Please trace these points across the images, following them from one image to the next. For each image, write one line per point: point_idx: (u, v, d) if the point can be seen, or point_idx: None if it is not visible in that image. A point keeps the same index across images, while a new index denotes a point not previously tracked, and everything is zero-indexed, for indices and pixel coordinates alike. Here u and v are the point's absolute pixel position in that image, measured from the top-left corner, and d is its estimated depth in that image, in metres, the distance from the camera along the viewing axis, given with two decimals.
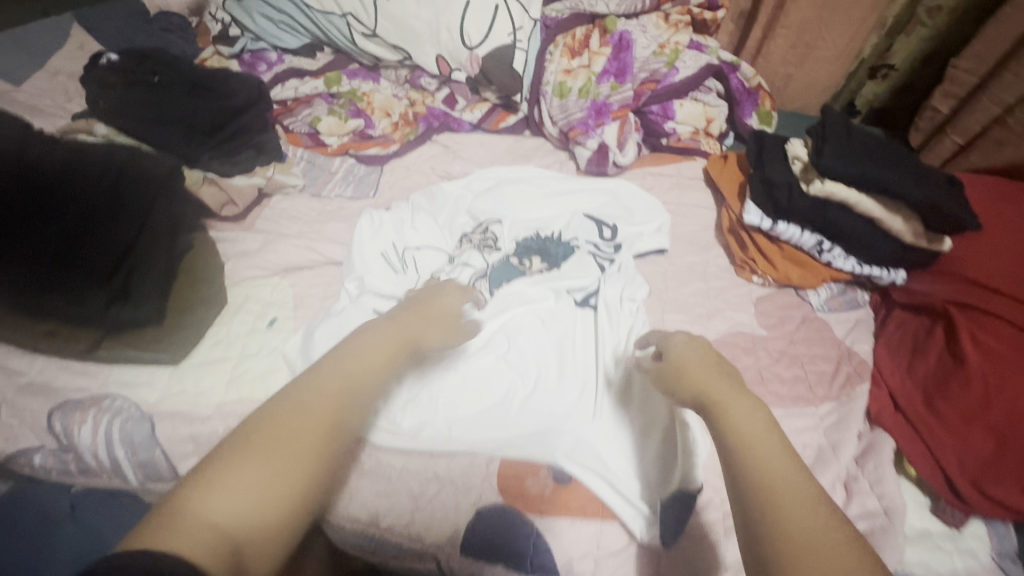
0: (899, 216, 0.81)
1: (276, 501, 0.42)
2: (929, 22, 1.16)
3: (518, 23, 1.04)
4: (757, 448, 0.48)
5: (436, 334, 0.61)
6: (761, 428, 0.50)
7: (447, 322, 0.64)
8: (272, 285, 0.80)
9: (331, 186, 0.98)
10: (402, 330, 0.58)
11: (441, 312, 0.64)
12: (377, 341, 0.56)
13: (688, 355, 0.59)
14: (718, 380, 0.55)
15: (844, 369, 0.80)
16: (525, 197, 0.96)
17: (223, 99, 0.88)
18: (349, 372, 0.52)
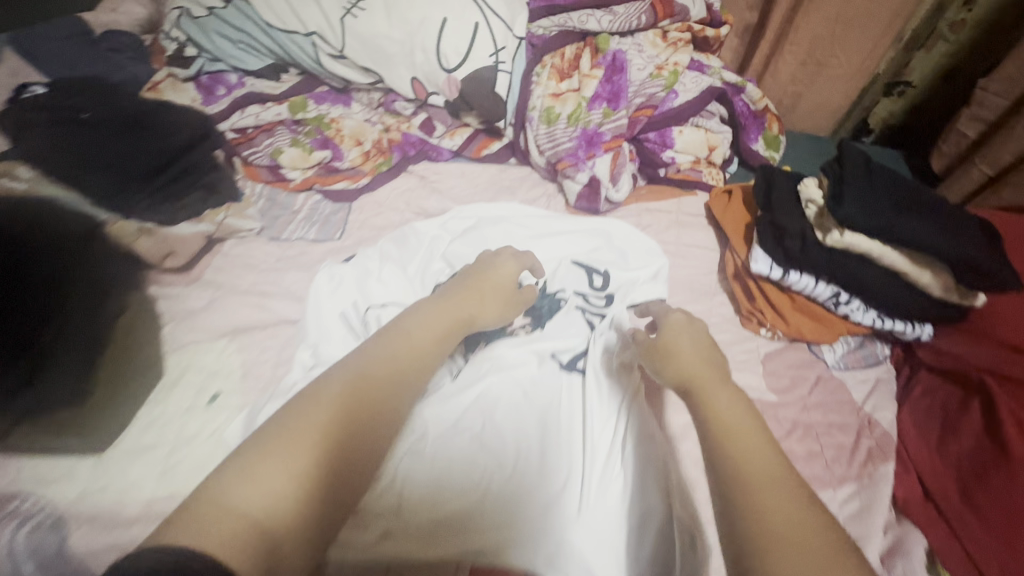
0: (927, 270, 0.72)
1: (310, 484, 0.42)
2: (952, 37, 1.06)
3: (502, 43, 0.93)
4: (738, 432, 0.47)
5: (484, 313, 0.65)
6: (742, 416, 0.49)
7: (502, 296, 0.68)
8: (217, 351, 0.71)
9: (292, 228, 0.88)
10: (447, 312, 0.62)
11: (493, 288, 0.68)
12: (428, 321, 0.60)
13: (686, 337, 0.59)
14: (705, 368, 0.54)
15: (865, 444, 0.71)
16: (507, 238, 0.86)
17: (165, 137, 0.78)
18: (391, 355, 0.55)
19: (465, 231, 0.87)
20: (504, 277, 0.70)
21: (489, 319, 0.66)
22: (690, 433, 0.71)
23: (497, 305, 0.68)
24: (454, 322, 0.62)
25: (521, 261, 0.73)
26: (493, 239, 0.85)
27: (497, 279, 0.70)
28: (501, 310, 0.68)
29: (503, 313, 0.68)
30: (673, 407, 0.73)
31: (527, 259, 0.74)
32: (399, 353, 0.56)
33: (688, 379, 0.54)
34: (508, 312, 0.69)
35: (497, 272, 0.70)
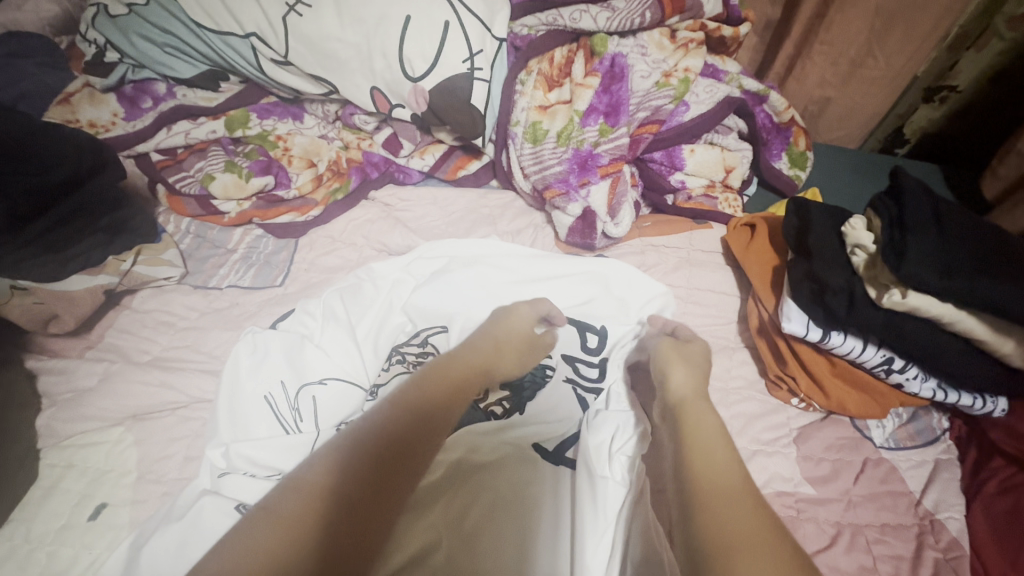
0: (1012, 339, 0.56)
1: (316, 538, 0.35)
2: (1009, 35, 0.89)
3: (478, 46, 0.78)
4: (704, 447, 0.46)
5: (506, 356, 0.61)
6: (718, 438, 0.47)
7: (522, 340, 0.63)
8: (109, 446, 0.56)
9: (223, 273, 0.73)
10: (472, 357, 0.58)
11: (511, 337, 0.62)
12: (448, 368, 0.55)
13: (699, 388, 0.55)
14: (695, 394, 0.53)
15: (929, 556, 0.56)
16: (482, 289, 0.70)
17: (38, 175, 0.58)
18: (418, 397, 0.49)
19: (428, 278, 0.70)
20: (521, 325, 0.64)
21: (510, 365, 0.61)
22: None
23: (519, 350, 0.63)
24: (479, 366, 0.57)
25: (536, 309, 0.67)
26: (468, 286, 0.69)
27: (514, 327, 0.64)
28: (528, 354, 0.63)
29: (522, 358, 0.63)
30: None
31: (543, 305, 0.67)
32: (430, 397, 0.50)
33: (675, 401, 0.53)
34: (529, 358, 0.64)
35: (516, 319, 0.65)
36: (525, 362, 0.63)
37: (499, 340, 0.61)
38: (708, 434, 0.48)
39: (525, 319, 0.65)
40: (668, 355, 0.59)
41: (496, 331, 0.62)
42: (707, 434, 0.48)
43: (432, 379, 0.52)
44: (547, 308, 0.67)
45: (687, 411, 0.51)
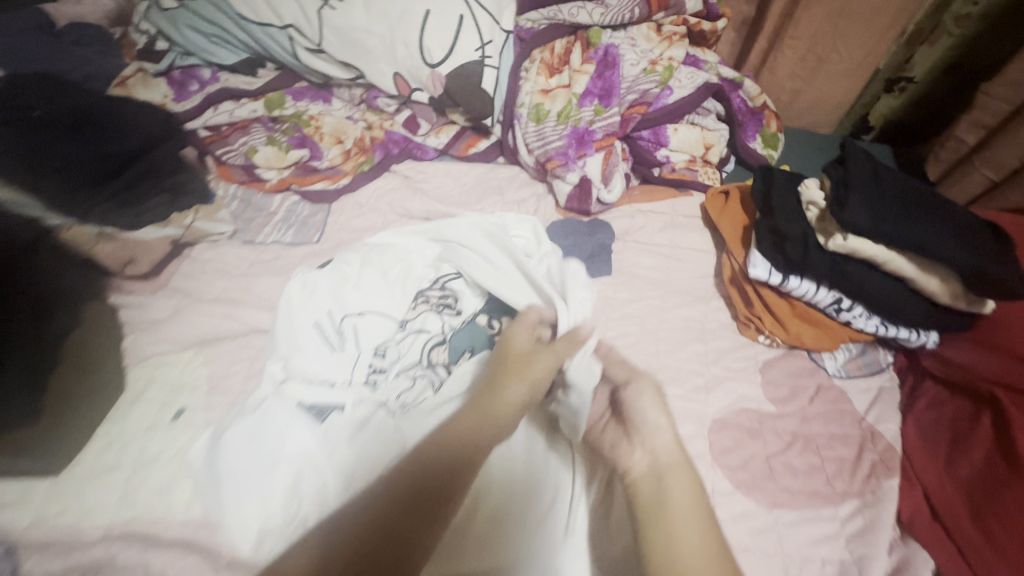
0: (934, 276, 0.68)
1: None
2: (957, 31, 1.00)
3: (488, 37, 0.89)
4: (679, 529, 0.43)
5: (506, 402, 0.53)
6: (697, 516, 0.45)
7: (527, 356, 0.57)
8: (183, 364, 0.67)
9: (267, 231, 0.83)
10: (471, 414, 0.52)
11: (510, 371, 0.55)
12: (443, 440, 0.49)
13: (673, 453, 0.50)
14: (680, 460, 0.50)
15: (868, 457, 0.67)
16: (476, 260, 0.70)
17: (115, 139, 0.72)
18: (394, 485, 0.45)
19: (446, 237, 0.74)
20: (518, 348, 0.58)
21: (508, 407, 0.53)
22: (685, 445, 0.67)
23: (529, 378, 0.55)
24: (479, 424, 0.51)
25: (528, 325, 0.60)
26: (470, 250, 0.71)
27: (512, 353, 0.57)
28: (541, 376, 0.55)
29: (533, 390, 0.54)
30: None
31: (529, 317, 0.61)
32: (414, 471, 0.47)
33: (658, 468, 0.49)
34: (536, 371, 0.55)
35: (515, 344, 0.58)
36: (537, 390, 0.55)
37: (501, 377, 0.55)
38: (682, 512, 0.45)
39: (525, 340, 0.59)
40: (642, 405, 0.54)
41: (501, 365, 0.57)
42: (685, 518, 0.44)
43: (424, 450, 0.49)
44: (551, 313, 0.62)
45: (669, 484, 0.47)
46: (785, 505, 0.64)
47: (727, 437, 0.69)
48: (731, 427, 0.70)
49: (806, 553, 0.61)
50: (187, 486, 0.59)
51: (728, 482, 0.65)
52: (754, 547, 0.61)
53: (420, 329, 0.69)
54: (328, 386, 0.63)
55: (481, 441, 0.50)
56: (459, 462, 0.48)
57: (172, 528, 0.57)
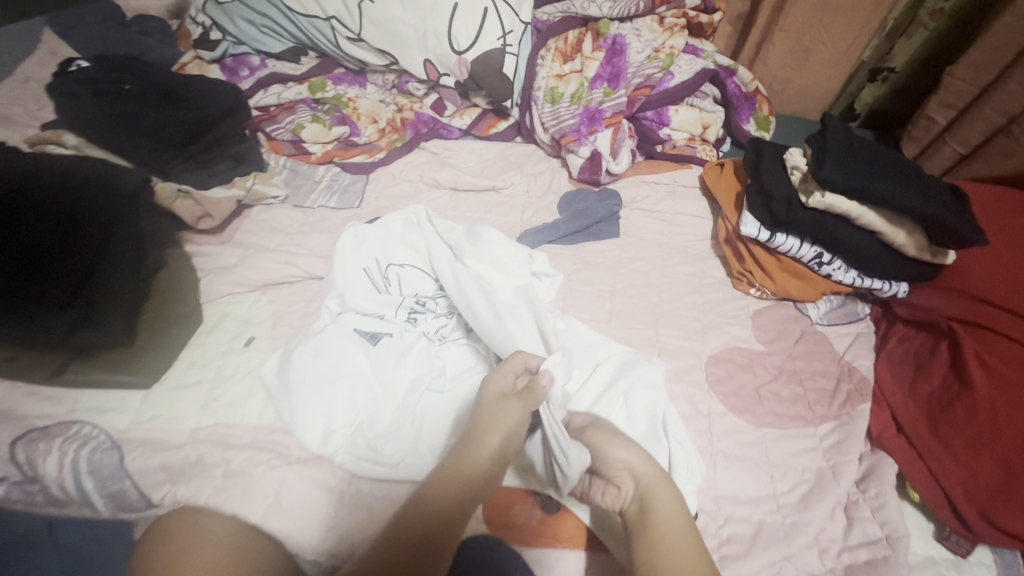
0: (902, 230, 0.78)
1: None
2: (931, 24, 1.08)
3: (509, 27, 1.00)
4: (669, 541, 0.54)
5: (484, 453, 0.57)
6: (681, 531, 0.55)
7: (502, 407, 0.60)
8: (251, 302, 0.78)
9: (314, 196, 0.94)
10: (449, 473, 0.56)
11: (487, 414, 0.60)
12: (434, 492, 0.55)
13: (651, 468, 0.60)
14: (659, 477, 0.59)
15: (844, 387, 0.77)
16: (480, 288, 0.72)
17: (195, 110, 0.85)
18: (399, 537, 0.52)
19: (463, 245, 0.76)
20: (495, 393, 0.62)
21: (487, 458, 0.57)
22: (683, 376, 0.77)
23: (502, 428, 0.58)
24: (462, 484, 0.55)
25: (506, 372, 0.63)
26: (477, 277, 0.73)
27: (487, 407, 0.60)
28: (513, 424, 0.59)
29: (508, 438, 0.58)
30: (665, 354, 0.79)
31: (514, 364, 0.64)
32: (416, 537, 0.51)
33: (641, 484, 0.59)
34: (507, 421, 0.59)
35: (487, 396, 0.62)
36: (511, 438, 0.59)
37: (480, 431, 0.59)
38: (672, 528, 0.55)
39: (502, 388, 0.62)
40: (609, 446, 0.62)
41: (478, 420, 0.60)
42: (673, 529, 0.55)
43: (421, 513, 0.53)
44: (531, 360, 0.66)
45: (653, 496, 0.57)
46: (771, 425, 0.73)
47: (721, 369, 0.79)
48: (725, 361, 0.80)
49: (789, 462, 0.70)
50: (260, 399, 0.69)
51: (721, 405, 0.75)
52: (744, 457, 0.70)
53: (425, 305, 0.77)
54: (378, 318, 0.74)
55: (466, 496, 0.55)
56: (451, 521, 0.53)
57: (247, 431, 0.67)
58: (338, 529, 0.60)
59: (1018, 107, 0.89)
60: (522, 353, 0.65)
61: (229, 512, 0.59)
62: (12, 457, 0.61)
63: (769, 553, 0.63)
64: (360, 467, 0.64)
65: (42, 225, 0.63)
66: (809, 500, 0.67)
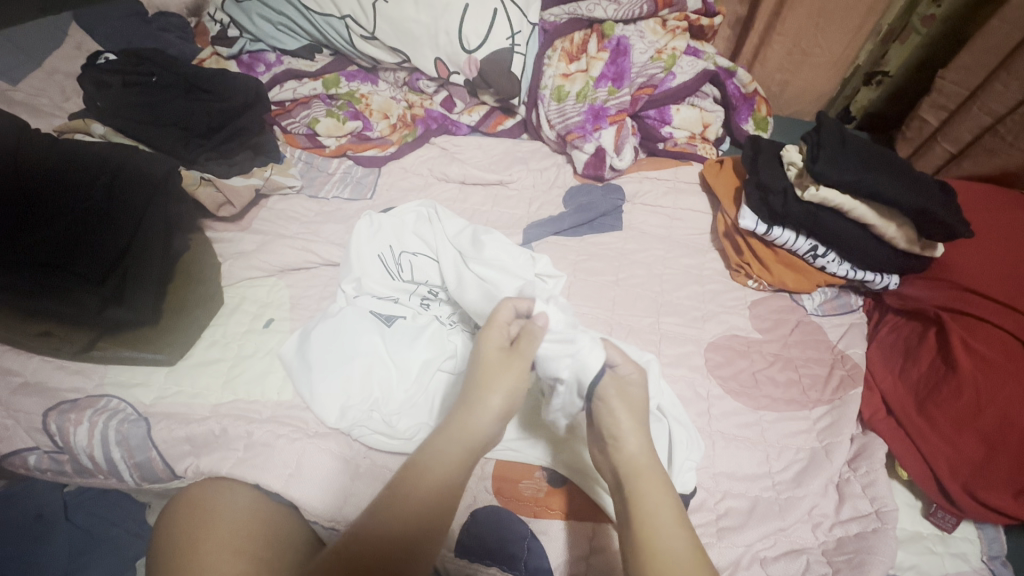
0: (893, 223, 0.82)
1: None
2: (923, 30, 1.12)
3: (517, 28, 1.04)
4: (658, 534, 0.49)
5: (485, 414, 0.55)
6: (673, 526, 0.50)
7: (510, 366, 0.57)
8: (270, 286, 0.82)
9: (329, 188, 0.98)
10: (453, 435, 0.54)
11: (489, 370, 0.57)
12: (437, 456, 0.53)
13: (643, 456, 0.55)
14: (650, 465, 0.55)
15: (837, 372, 0.80)
16: (486, 295, 0.70)
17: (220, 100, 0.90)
18: (402, 508, 0.49)
19: (468, 249, 0.74)
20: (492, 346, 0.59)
21: (490, 420, 0.55)
22: (682, 361, 0.81)
23: (505, 386, 0.56)
24: (465, 451, 0.54)
25: (499, 327, 0.60)
26: (484, 274, 0.71)
27: (491, 364, 0.57)
28: (515, 384, 0.57)
29: (509, 397, 0.56)
30: (666, 340, 0.83)
31: (504, 314, 0.61)
32: (407, 502, 0.50)
33: (628, 471, 0.54)
34: (508, 378, 0.57)
35: (488, 353, 0.58)
36: (514, 397, 0.57)
37: (478, 393, 0.56)
38: (662, 525, 0.50)
39: (498, 342, 0.59)
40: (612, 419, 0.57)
41: (475, 381, 0.57)
42: (655, 499, 0.52)
43: (410, 479, 0.51)
44: (523, 305, 0.63)
45: (640, 487, 0.53)
46: (767, 407, 0.76)
47: (720, 355, 0.82)
48: (723, 348, 0.83)
49: (785, 442, 0.73)
50: (279, 375, 0.73)
51: (720, 388, 0.78)
52: (741, 437, 0.74)
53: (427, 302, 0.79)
54: (393, 301, 0.78)
55: (469, 462, 0.54)
56: (446, 483, 0.51)
57: (267, 406, 0.70)
58: (356, 498, 0.64)
59: (1004, 107, 0.93)
60: (511, 300, 0.63)
61: (252, 482, 0.63)
62: (45, 427, 0.66)
63: (764, 526, 0.66)
64: (375, 440, 0.67)
65: (72, 207, 0.69)
66: (803, 476, 0.70)
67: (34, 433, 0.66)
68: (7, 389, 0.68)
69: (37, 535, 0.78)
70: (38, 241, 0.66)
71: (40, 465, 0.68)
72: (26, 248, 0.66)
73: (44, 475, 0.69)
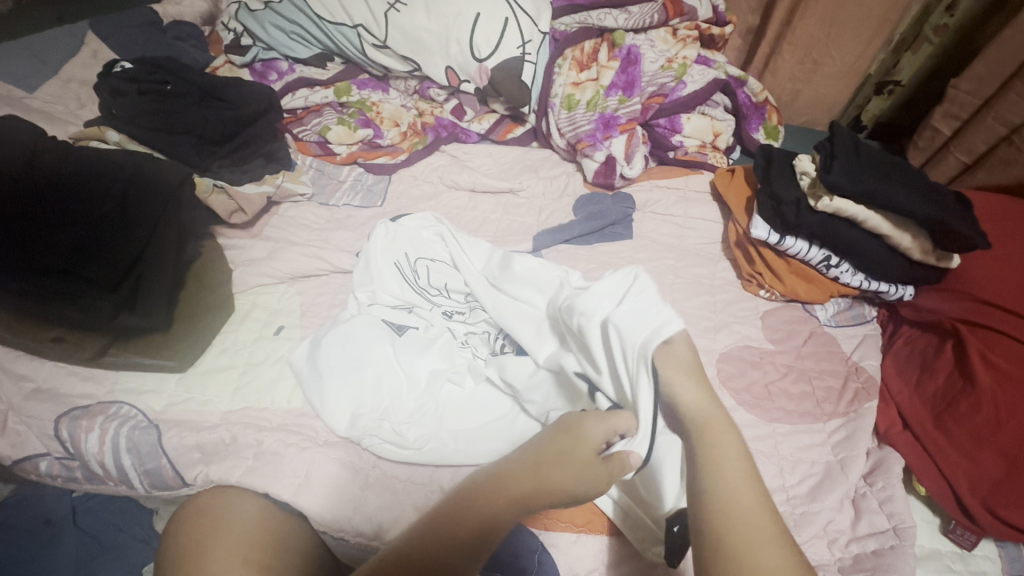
0: (907, 233, 0.81)
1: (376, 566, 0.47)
2: (935, 39, 1.12)
3: (529, 37, 1.04)
4: (728, 493, 0.46)
5: (556, 477, 0.50)
6: (753, 514, 0.45)
7: (589, 468, 0.51)
8: (281, 293, 0.82)
9: (339, 195, 0.98)
10: (515, 474, 0.51)
11: (580, 450, 0.52)
12: (491, 492, 0.50)
13: (708, 410, 0.53)
14: (723, 421, 0.52)
15: (852, 385, 0.79)
16: (526, 317, 0.72)
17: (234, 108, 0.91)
18: (434, 536, 0.48)
19: (498, 273, 0.76)
20: (592, 438, 0.53)
21: (560, 484, 0.50)
22: None
23: (583, 466, 0.51)
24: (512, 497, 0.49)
25: (608, 425, 0.54)
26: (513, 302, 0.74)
27: (578, 456, 0.52)
28: (590, 478, 0.51)
29: (581, 478, 0.51)
30: None
31: (620, 422, 0.55)
32: (457, 521, 0.49)
33: (695, 425, 0.52)
34: (588, 464, 0.52)
35: (586, 439, 0.53)
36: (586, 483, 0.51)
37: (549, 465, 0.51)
38: (733, 481, 0.47)
39: (597, 442, 0.53)
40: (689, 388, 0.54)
41: (553, 448, 0.53)
42: (729, 461, 0.48)
43: (461, 507, 0.49)
44: (622, 425, 0.54)
45: (710, 440, 0.50)
46: (781, 420, 0.75)
47: (733, 366, 0.81)
48: (735, 359, 0.82)
49: (800, 456, 0.72)
50: (290, 383, 0.72)
51: (733, 401, 0.77)
52: (755, 450, 0.72)
53: (446, 312, 0.79)
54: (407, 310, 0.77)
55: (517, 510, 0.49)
56: (495, 520, 0.49)
57: (277, 414, 0.70)
58: (366, 508, 0.63)
59: (1019, 119, 0.92)
60: (608, 421, 0.54)
61: (261, 491, 0.62)
62: (57, 433, 0.66)
63: None
64: (385, 449, 0.66)
65: (87, 214, 0.70)
66: (818, 491, 0.69)
67: (45, 439, 0.66)
68: (21, 394, 0.68)
69: (45, 540, 0.78)
70: (55, 247, 0.67)
71: (50, 471, 0.68)
72: (42, 254, 0.66)
73: (55, 481, 0.70)
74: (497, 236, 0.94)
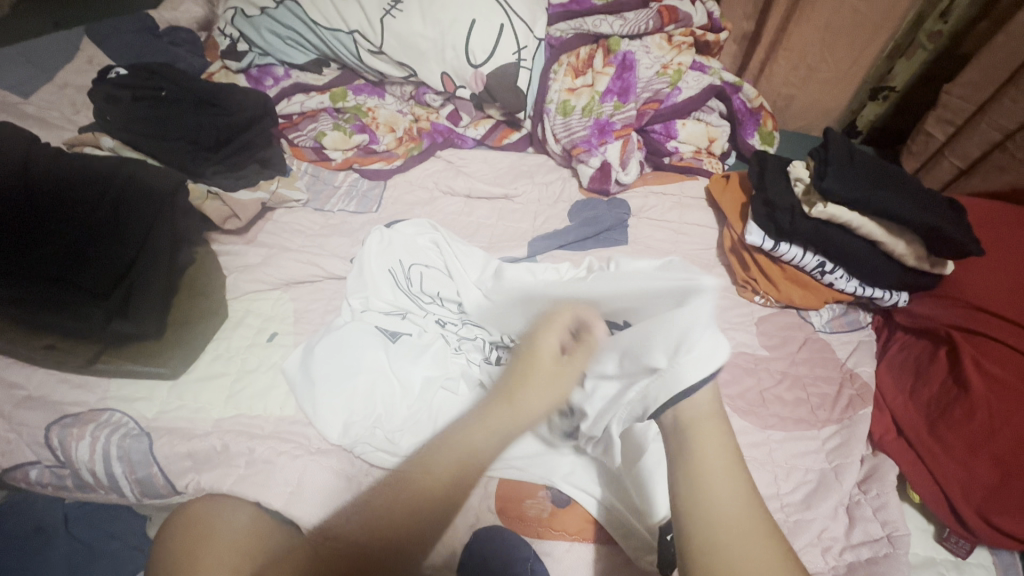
0: (901, 240, 0.82)
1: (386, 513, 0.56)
2: (930, 45, 1.12)
3: (523, 43, 1.04)
4: (714, 492, 0.49)
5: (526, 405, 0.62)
6: (738, 509, 0.49)
7: (551, 377, 0.63)
8: (275, 299, 0.82)
9: (334, 201, 0.98)
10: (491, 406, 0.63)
11: (539, 358, 0.63)
12: (475, 428, 0.62)
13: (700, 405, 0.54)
14: (709, 414, 0.54)
15: (846, 392, 0.79)
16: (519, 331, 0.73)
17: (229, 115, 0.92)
18: (436, 469, 0.59)
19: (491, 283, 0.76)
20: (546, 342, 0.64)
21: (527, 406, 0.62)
22: None
23: (541, 381, 0.63)
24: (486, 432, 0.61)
25: (556, 329, 0.64)
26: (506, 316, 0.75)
27: (539, 365, 0.63)
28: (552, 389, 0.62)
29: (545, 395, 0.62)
30: None
31: (567, 317, 0.63)
32: (449, 456, 0.60)
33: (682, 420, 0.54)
34: (542, 375, 0.63)
35: (541, 354, 0.63)
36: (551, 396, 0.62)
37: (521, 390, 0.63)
38: (719, 479, 0.50)
39: (552, 351, 0.63)
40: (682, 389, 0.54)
41: (517, 370, 0.64)
42: (716, 458, 0.51)
43: (451, 446, 0.61)
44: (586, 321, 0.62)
45: (698, 437, 0.52)
46: (775, 427, 0.75)
47: (727, 373, 0.81)
48: (730, 366, 0.82)
49: (794, 463, 0.72)
50: (282, 391, 0.72)
51: (727, 408, 0.77)
52: (750, 457, 0.72)
53: (439, 319, 0.78)
54: (400, 317, 0.77)
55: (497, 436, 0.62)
56: (480, 446, 0.61)
57: (269, 422, 0.70)
58: None
59: (1013, 123, 0.92)
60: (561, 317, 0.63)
61: (253, 500, 0.62)
62: (48, 441, 0.66)
63: None
64: (378, 458, 0.65)
65: (79, 222, 0.70)
66: (813, 499, 0.69)
67: (35, 447, 0.66)
68: (11, 402, 0.68)
69: (36, 548, 0.77)
70: (48, 255, 0.67)
71: (41, 479, 0.67)
72: (34, 262, 0.67)
73: (46, 489, 0.69)
74: (491, 242, 0.94)
